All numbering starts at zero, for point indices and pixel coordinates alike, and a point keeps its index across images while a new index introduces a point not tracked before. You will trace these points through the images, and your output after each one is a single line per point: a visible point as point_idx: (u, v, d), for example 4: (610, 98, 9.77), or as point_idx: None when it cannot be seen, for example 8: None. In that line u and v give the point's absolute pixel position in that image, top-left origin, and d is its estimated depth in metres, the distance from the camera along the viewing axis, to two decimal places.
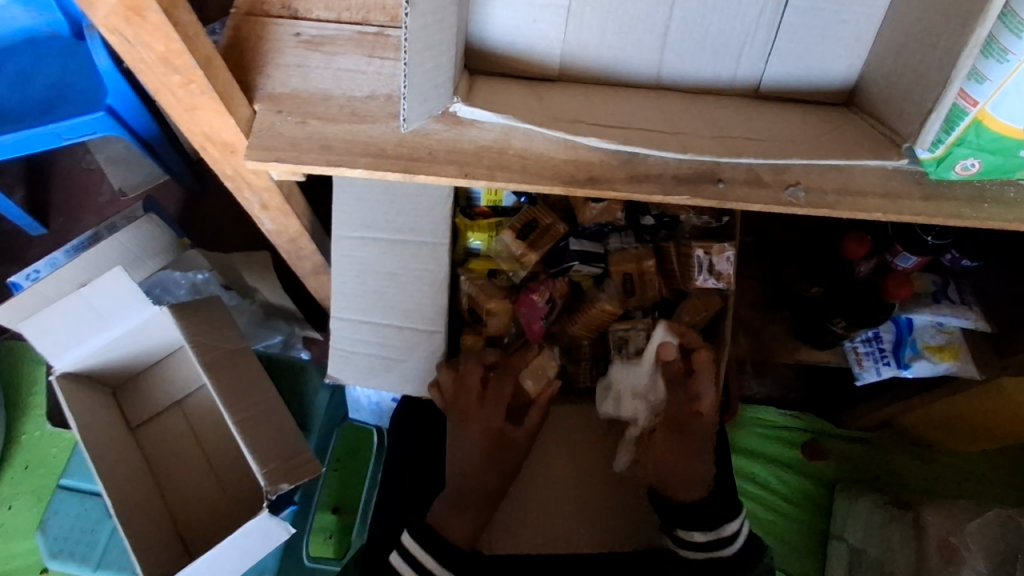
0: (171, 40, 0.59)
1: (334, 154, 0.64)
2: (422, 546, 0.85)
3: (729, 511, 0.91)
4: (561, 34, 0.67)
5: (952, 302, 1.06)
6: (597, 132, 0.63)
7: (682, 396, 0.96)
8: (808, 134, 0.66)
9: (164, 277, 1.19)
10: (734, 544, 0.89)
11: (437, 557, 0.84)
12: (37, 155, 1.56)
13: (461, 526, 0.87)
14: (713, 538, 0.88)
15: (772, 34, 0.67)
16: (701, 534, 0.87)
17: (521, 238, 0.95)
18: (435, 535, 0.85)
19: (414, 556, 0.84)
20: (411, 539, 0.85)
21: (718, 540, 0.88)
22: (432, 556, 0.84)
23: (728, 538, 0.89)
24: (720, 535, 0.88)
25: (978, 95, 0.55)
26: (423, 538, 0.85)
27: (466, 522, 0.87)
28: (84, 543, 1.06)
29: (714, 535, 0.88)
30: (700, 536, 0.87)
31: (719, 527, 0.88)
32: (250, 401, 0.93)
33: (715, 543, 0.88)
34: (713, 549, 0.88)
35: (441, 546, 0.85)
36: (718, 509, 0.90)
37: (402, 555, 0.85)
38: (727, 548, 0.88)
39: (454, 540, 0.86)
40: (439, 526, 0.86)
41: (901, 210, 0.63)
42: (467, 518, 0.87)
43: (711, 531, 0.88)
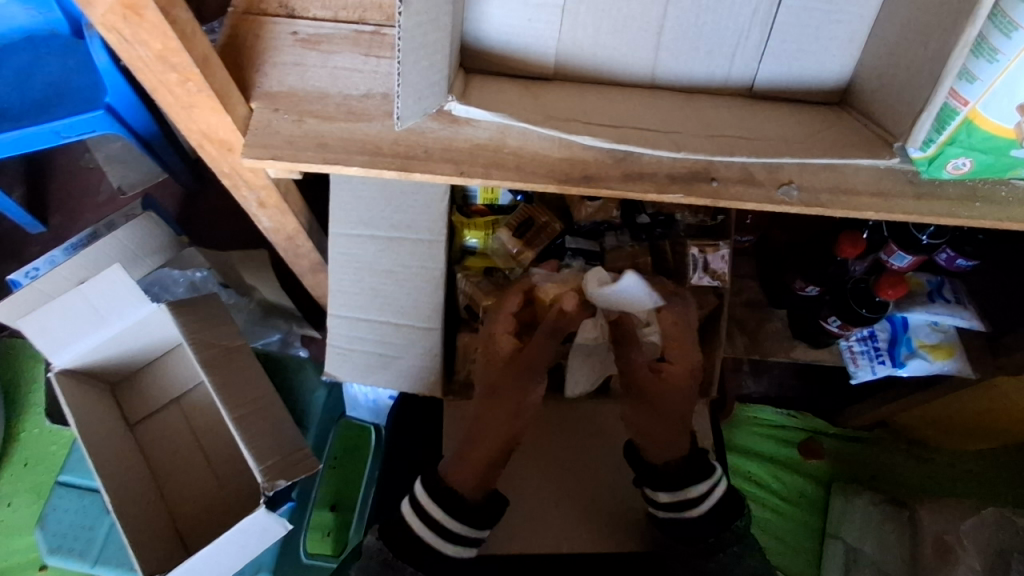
0: (168, 39, 0.60)
1: (330, 152, 0.65)
2: (423, 494, 0.81)
3: (701, 472, 0.85)
4: (556, 33, 0.68)
5: (947, 301, 1.06)
6: (591, 131, 0.64)
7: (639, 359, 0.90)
8: (801, 133, 0.66)
9: (162, 275, 1.18)
10: (702, 507, 0.83)
11: (444, 509, 0.79)
12: (36, 154, 1.56)
13: (469, 472, 0.83)
14: (678, 499, 0.84)
15: (766, 33, 0.67)
16: (665, 495, 0.85)
17: (517, 236, 0.97)
18: (443, 483, 0.81)
19: (422, 508, 0.80)
20: (421, 491, 0.81)
21: (683, 502, 0.84)
22: (437, 503, 0.80)
23: (696, 500, 0.83)
24: (686, 497, 0.83)
25: (968, 95, 0.55)
26: (432, 488, 0.81)
27: (476, 468, 0.83)
28: (83, 539, 1.07)
29: (679, 496, 0.84)
30: (663, 496, 0.85)
31: (684, 488, 0.84)
32: (247, 398, 0.93)
33: (681, 505, 0.84)
34: (679, 511, 0.84)
35: (449, 494, 0.81)
36: (692, 468, 0.85)
37: (410, 504, 0.81)
38: (693, 510, 0.83)
39: (462, 490, 0.82)
40: (448, 475, 0.83)
41: (893, 209, 0.63)
42: (474, 464, 0.83)
43: (676, 492, 0.84)
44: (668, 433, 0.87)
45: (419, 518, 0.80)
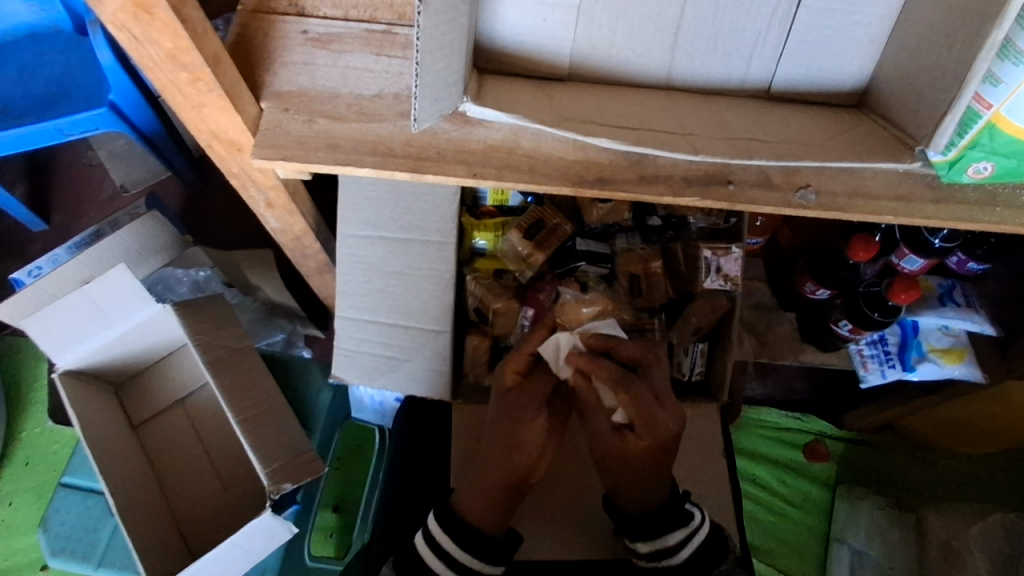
0: (179, 37, 0.59)
1: (342, 153, 0.64)
2: (440, 528, 0.81)
3: (677, 519, 0.82)
4: (571, 33, 0.67)
5: (958, 305, 1.05)
6: (607, 132, 0.63)
7: (602, 422, 0.83)
8: (820, 136, 0.66)
9: (165, 274, 1.17)
10: (681, 555, 0.81)
11: (458, 541, 0.80)
12: (38, 151, 1.55)
13: (480, 503, 0.83)
14: (655, 549, 0.82)
15: (784, 35, 0.66)
16: (643, 544, 0.82)
17: (529, 238, 0.95)
18: (457, 517, 0.82)
19: (435, 541, 0.80)
20: (435, 523, 0.82)
21: (661, 551, 0.81)
22: (451, 536, 0.80)
23: (672, 550, 0.81)
24: (662, 546, 0.81)
25: (992, 98, 0.54)
26: (447, 522, 0.82)
27: (488, 499, 0.83)
28: (86, 541, 1.06)
29: (656, 546, 0.81)
30: (640, 547, 0.82)
31: (659, 537, 0.81)
32: (252, 400, 0.92)
33: (658, 554, 0.81)
34: (657, 560, 0.82)
35: (462, 527, 0.81)
36: (666, 516, 0.82)
37: (426, 537, 0.81)
38: (671, 560, 0.81)
39: (471, 519, 0.82)
40: (461, 505, 0.83)
41: (913, 213, 0.62)
42: (486, 494, 0.83)
43: (653, 541, 0.82)
44: (647, 486, 0.83)
45: (434, 552, 0.80)
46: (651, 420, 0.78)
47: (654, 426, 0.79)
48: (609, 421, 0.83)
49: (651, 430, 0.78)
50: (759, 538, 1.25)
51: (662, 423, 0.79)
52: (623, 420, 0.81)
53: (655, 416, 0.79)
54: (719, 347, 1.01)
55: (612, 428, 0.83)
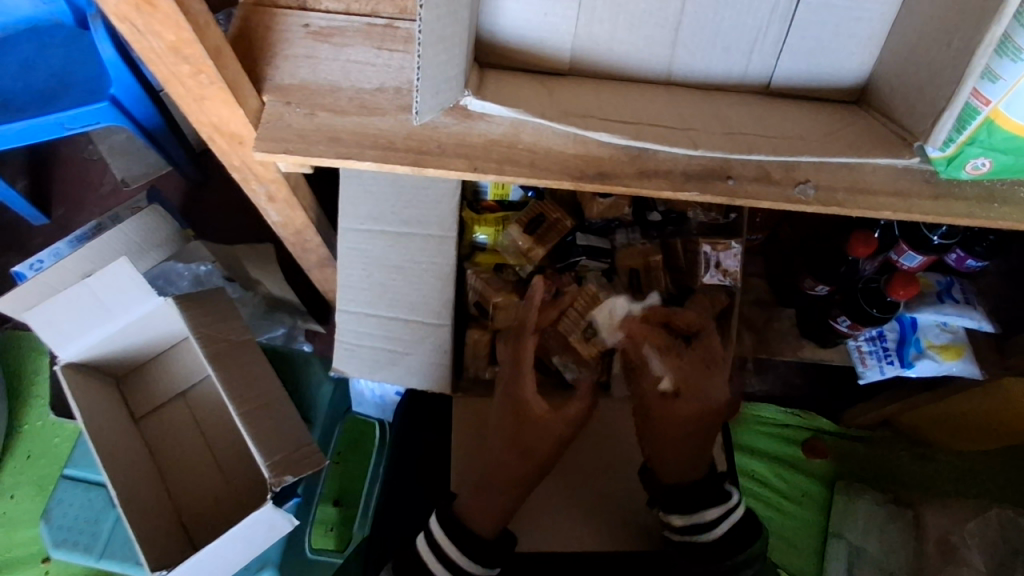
0: (182, 29, 0.59)
1: (343, 146, 0.64)
2: (445, 534, 0.80)
3: (716, 498, 0.83)
4: (572, 28, 0.67)
5: (956, 301, 1.05)
6: (607, 127, 0.63)
7: (649, 385, 0.88)
8: (818, 131, 0.66)
9: (167, 268, 1.16)
10: (718, 529, 0.80)
11: (461, 548, 0.80)
12: (40, 145, 1.55)
13: (485, 512, 0.84)
14: (690, 523, 0.82)
15: (784, 30, 0.67)
16: (678, 517, 0.83)
17: (529, 232, 0.96)
18: (462, 525, 0.82)
19: (434, 540, 0.81)
20: (437, 525, 0.81)
21: (697, 525, 0.81)
22: (456, 544, 0.80)
23: (708, 525, 0.81)
24: (699, 521, 0.81)
25: (990, 94, 0.55)
26: (451, 529, 0.81)
27: (494, 506, 0.84)
28: (88, 533, 1.06)
29: (692, 520, 0.82)
30: (676, 520, 0.83)
31: (696, 512, 0.82)
32: (253, 393, 0.93)
33: (693, 528, 0.82)
34: (692, 535, 0.82)
35: (467, 535, 0.81)
36: (706, 494, 0.83)
37: (427, 540, 0.81)
38: (705, 535, 0.81)
39: (475, 528, 0.82)
40: (464, 514, 0.83)
41: (911, 208, 0.63)
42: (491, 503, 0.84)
43: (688, 515, 0.82)
44: (689, 462, 0.86)
45: (434, 556, 0.80)
46: (694, 378, 0.85)
47: (701, 392, 0.85)
48: (657, 385, 0.88)
49: (698, 398, 0.85)
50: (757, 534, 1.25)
51: (711, 390, 0.85)
52: (670, 387, 0.87)
53: (702, 377, 0.86)
54: (719, 341, 1.02)
55: (658, 391, 0.88)
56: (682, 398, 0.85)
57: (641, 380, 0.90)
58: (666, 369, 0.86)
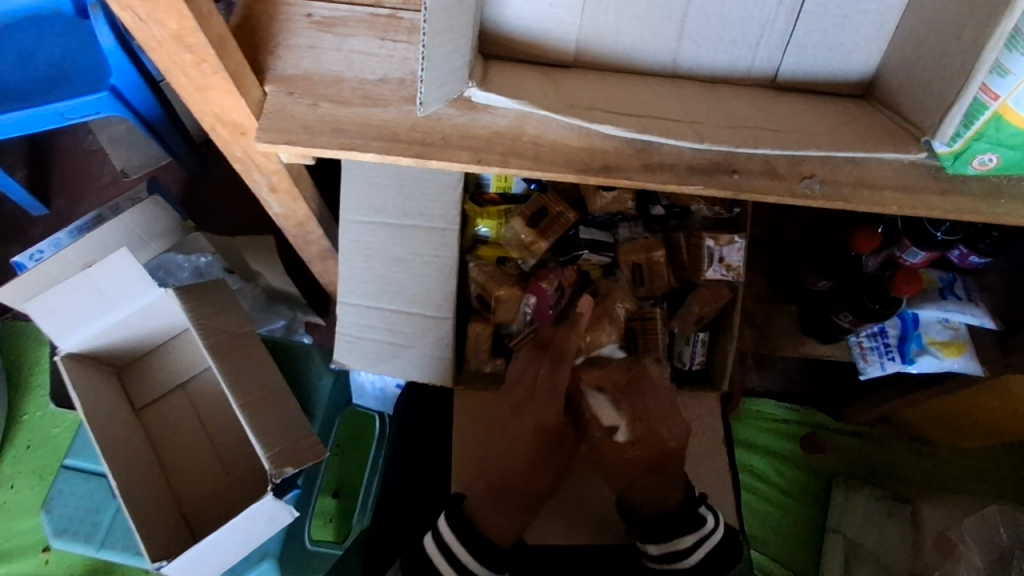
0: (184, 18, 0.58)
1: (347, 138, 0.64)
2: (457, 537, 0.79)
3: (691, 522, 0.82)
4: (578, 19, 0.66)
5: (959, 298, 1.04)
6: (612, 120, 0.62)
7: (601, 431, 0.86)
8: (827, 125, 0.65)
9: (167, 259, 1.16)
10: (694, 557, 0.81)
11: (473, 552, 0.79)
12: (39, 134, 1.55)
13: (500, 524, 0.82)
14: (668, 551, 0.81)
15: (792, 22, 0.66)
16: (655, 546, 0.82)
17: (531, 225, 0.95)
18: (476, 529, 0.80)
19: (445, 541, 0.79)
20: (446, 527, 0.80)
21: (674, 553, 0.81)
22: (466, 547, 0.79)
23: (685, 551, 0.81)
24: (675, 549, 0.81)
25: (1000, 89, 0.55)
26: (460, 529, 0.80)
27: (507, 516, 0.83)
28: (88, 523, 1.06)
29: (669, 548, 0.81)
30: (652, 548, 0.82)
31: (672, 539, 0.81)
32: (253, 385, 0.93)
33: (670, 556, 0.81)
34: (669, 562, 0.81)
35: (479, 542, 0.80)
36: (681, 518, 0.82)
37: (435, 541, 0.80)
38: (684, 562, 0.81)
39: (492, 535, 0.81)
40: (479, 521, 0.82)
41: (917, 205, 0.63)
42: (506, 515, 0.83)
43: (666, 543, 0.81)
44: (667, 491, 0.85)
45: (445, 557, 0.78)
46: (658, 429, 0.86)
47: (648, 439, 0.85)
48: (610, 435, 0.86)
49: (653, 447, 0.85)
50: (756, 528, 1.26)
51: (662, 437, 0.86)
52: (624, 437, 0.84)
53: (654, 427, 0.86)
54: (720, 337, 1.01)
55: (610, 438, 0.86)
56: (635, 447, 0.84)
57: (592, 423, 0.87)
58: (620, 422, 0.84)
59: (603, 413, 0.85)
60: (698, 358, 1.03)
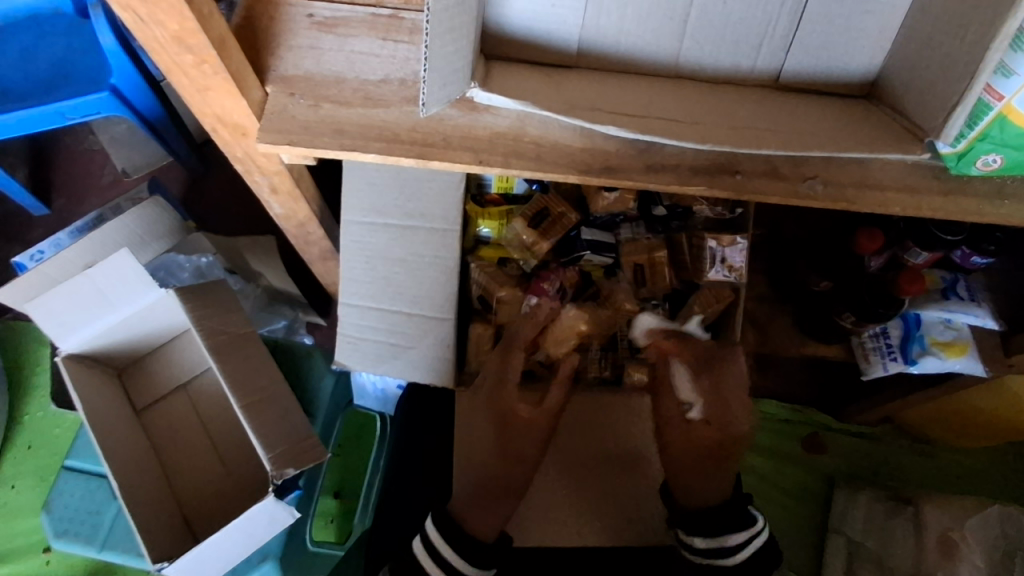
0: (184, 19, 0.58)
1: (348, 138, 0.64)
2: (444, 538, 0.78)
3: (739, 521, 0.79)
4: (580, 20, 0.66)
5: (961, 299, 1.04)
6: (615, 120, 0.62)
7: (675, 407, 0.89)
8: (830, 126, 0.65)
9: (168, 260, 1.14)
10: (740, 556, 0.78)
11: (458, 549, 0.77)
12: (39, 135, 1.54)
13: (483, 521, 0.81)
14: (714, 546, 0.78)
15: (795, 23, 0.65)
16: (701, 539, 0.79)
17: (533, 226, 0.95)
18: (457, 524, 0.79)
19: (432, 542, 0.78)
20: (433, 529, 0.78)
21: (720, 550, 0.78)
22: (453, 547, 0.77)
23: (731, 550, 0.78)
24: (723, 544, 0.78)
25: (1005, 90, 0.55)
26: (445, 528, 0.79)
27: (490, 513, 0.82)
28: (90, 523, 1.06)
29: (713, 544, 0.78)
30: (698, 541, 0.79)
31: (719, 535, 0.78)
32: (254, 386, 0.92)
33: (717, 552, 0.78)
34: (712, 559, 0.78)
35: (462, 535, 0.78)
36: (731, 515, 0.79)
37: (423, 545, 0.78)
38: (729, 560, 0.78)
39: (475, 532, 0.80)
40: (461, 517, 0.81)
41: (919, 206, 0.64)
42: (491, 513, 0.82)
43: (712, 538, 0.78)
44: (707, 483, 0.84)
45: (432, 559, 0.77)
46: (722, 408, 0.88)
47: (721, 422, 0.87)
48: (683, 412, 0.88)
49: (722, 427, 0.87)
50: None
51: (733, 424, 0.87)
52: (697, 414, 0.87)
53: (725, 404, 0.88)
54: (723, 339, 1.00)
55: (682, 415, 0.88)
56: (708, 426, 0.87)
57: (665, 403, 0.90)
58: (698, 398, 0.87)
59: (682, 386, 0.89)
60: None
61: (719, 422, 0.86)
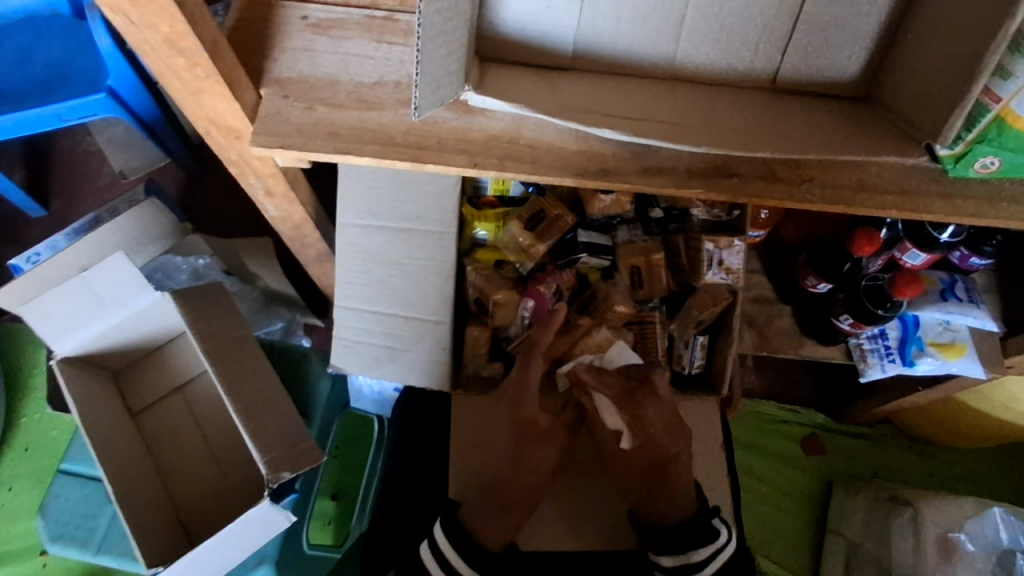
0: (176, 22, 0.57)
1: (342, 141, 0.64)
2: (449, 539, 0.80)
3: (704, 535, 0.83)
4: (575, 22, 0.66)
5: (960, 300, 1.03)
6: (610, 123, 0.62)
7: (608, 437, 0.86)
8: (828, 128, 0.64)
9: (164, 262, 1.16)
10: (706, 571, 0.82)
11: (462, 555, 0.80)
12: (36, 136, 1.54)
13: (493, 532, 0.83)
14: (682, 563, 0.82)
15: (791, 24, 0.65)
16: (668, 558, 0.83)
17: (529, 229, 0.94)
18: (469, 537, 0.81)
19: (441, 551, 0.80)
20: (441, 534, 0.81)
21: (687, 566, 0.82)
22: (459, 552, 0.80)
23: (698, 565, 0.82)
24: (689, 561, 0.82)
25: (1003, 93, 0.55)
26: (451, 530, 0.81)
27: (500, 524, 0.84)
28: (85, 527, 1.05)
29: (681, 561, 0.82)
30: (666, 560, 0.82)
31: (686, 552, 0.82)
32: (250, 390, 0.92)
33: (685, 567, 0.82)
34: (680, 575, 0.82)
35: (474, 546, 0.81)
36: (693, 533, 0.83)
37: (431, 548, 0.81)
38: (697, 575, 0.82)
39: (486, 544, 0.82)
40: (473, 529, 0.83)
41: (918, 208, 0.63)
42: (501, 524, 0.83)
43: (679, 555, 0.82)
44: (671, 501, 0.84)
45: (436, 561, 0.80)
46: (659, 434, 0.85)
47: (657, 443, 0.85)
48: (616, 440, 0.85)
49: (660, 442, 0.85)
50: (756, 530, 1.25)
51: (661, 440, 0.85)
52: (627, 443, 0.83)
53: (651, 433, 0.84)
54: (721, 340, 1.00)
55: (617, 444, 0.85)
56: (638, 451, 0.84)
57: (599, 432, 0.87)
58: (622, 428, 0.83)
59: (607, 417, 0.83)
60: (698, 364, 1.02)
61: (651, 446, 0.84)
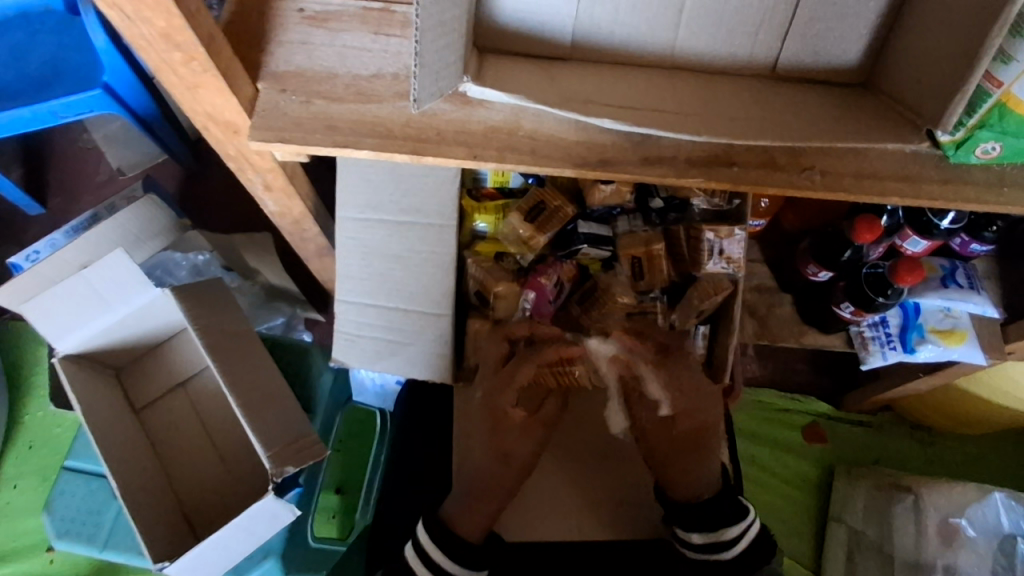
0: (172, 16, 0.57)
1: (340, 135, 0.64)
2: (433, 541, 0.81)
3: (735, 512, 0.83)
4: (573, 11, 0.65)
5: (961, 286, 1.02)
6: (609, 113, 0.61)
7: (647, 408, 0.88)
8: (828, 116, 0.64)
9: (164, 258, 1.16)
10: (736, 548, 0.82)
11: (447, 552, 0.80)
12: (32, 134, 1.53)
13: (470, 519, 0.83)
14: (711, 541, 0.82)
15: (791, 11, 0.64)
16: (699, 535, 0.82)
17: (529, 220, 0.94)
18: (448, 529, 0.82)
19: (426, 551, 0.80)
20: (423, 533, 0.81)
21: (718, 544, 0.82)
22: (442, 548, 0.80)
23: (728, 543, 0.82)
24: (719, 539, 0.82)
25: (1004, 77, 0.55)
26: (435, 531, 0.81)
27: (478, 509, 0.84)
28: (90, 524, 1.05)
29: (712, 538, 0.82)
30: (696, 537, 0.82)
31: (718, 530, 0.82)
32: (251, 385, 0.92)
33: (713, 546, 0.82)
34: (711, 553, 0.82)
35: (453, 539, 0.81)
36: (723, 509, 0.83)
37: (415, 548, 0.82)
38: (726, 552, 0.82)
39: (464, 533, 0.82)
40: (450, 520, 0.83)
41: (919, 193, 0.63)
42: (481, 511, 0.84)
43: (708, 534, 0.82)
44: (695, 470, 0.85)
45: (422, 563, 0.80)
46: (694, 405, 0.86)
47: (698, 412, 0.87)
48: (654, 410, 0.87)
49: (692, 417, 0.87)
50: (759, 518, 1.25)
51: (705, 410, 0.87)
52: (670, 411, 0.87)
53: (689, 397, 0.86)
54: (721, 329, 1.01)
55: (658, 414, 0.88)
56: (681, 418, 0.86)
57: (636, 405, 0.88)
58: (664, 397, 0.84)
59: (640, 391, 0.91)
60: (699, 353, 1.03)
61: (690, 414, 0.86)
